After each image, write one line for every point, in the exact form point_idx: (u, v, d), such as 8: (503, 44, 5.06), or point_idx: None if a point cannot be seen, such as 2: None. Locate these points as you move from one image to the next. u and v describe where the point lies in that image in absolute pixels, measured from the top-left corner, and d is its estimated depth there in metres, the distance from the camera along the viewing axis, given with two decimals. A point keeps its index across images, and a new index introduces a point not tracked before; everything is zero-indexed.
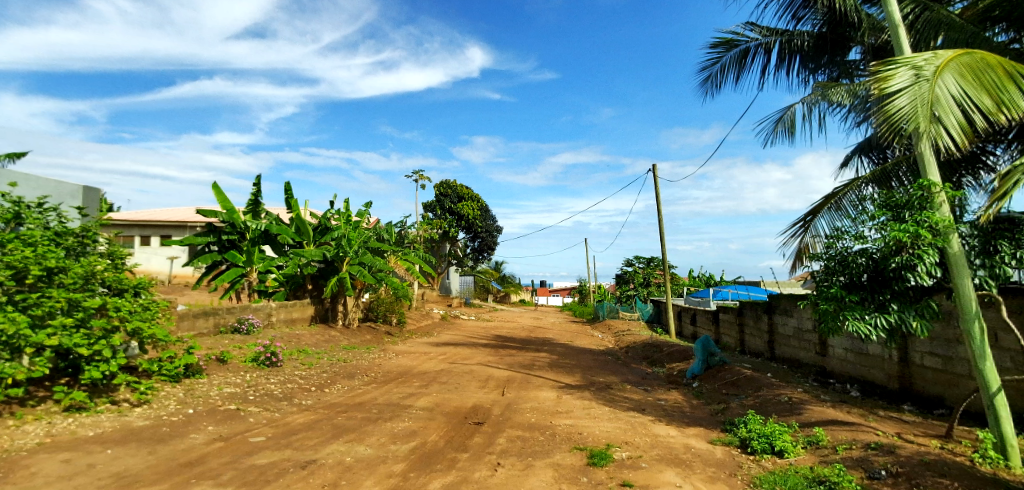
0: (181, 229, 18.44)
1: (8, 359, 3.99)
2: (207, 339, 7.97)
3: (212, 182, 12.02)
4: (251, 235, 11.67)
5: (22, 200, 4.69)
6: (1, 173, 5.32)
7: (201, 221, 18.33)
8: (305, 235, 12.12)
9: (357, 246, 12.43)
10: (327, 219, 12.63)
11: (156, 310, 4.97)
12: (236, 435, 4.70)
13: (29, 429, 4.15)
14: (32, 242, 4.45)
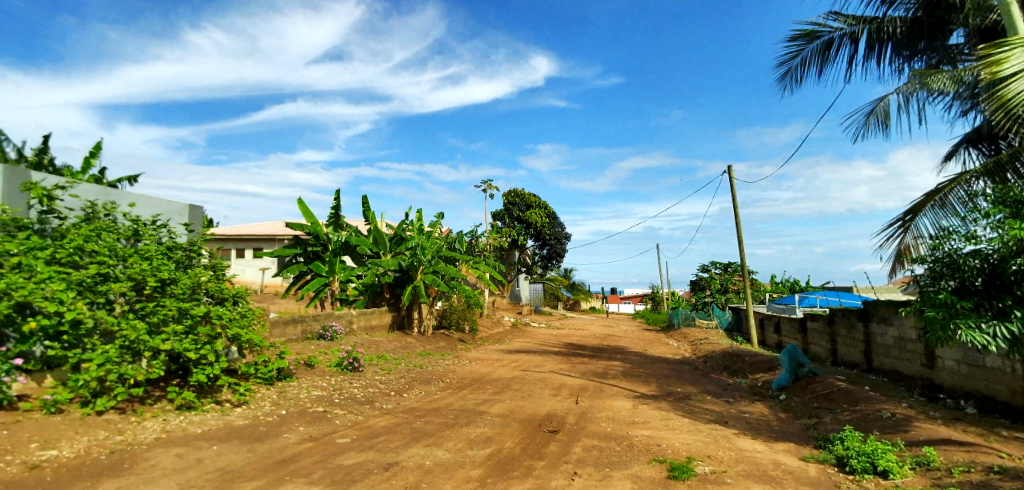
0: (270, 242, 19.79)
1: (131, 362, 4.42)
2: (297, 345, 8.54)
3: (297, 197, 12.57)
4: (333, 246, 12.35)
5: (139, 218, 5.20)
6: (122, 195, 5.90)
7: (290, 234, 19.86)
8: (382, 245, 12.61)
9: (431, 255, 12.76)
10: (402, 229, 13.14)
11: (252, 317, 5.32)
12: (324, 436, 4.94)
13: (148, 425, 4.58)
14: (149, 256, 4.86)
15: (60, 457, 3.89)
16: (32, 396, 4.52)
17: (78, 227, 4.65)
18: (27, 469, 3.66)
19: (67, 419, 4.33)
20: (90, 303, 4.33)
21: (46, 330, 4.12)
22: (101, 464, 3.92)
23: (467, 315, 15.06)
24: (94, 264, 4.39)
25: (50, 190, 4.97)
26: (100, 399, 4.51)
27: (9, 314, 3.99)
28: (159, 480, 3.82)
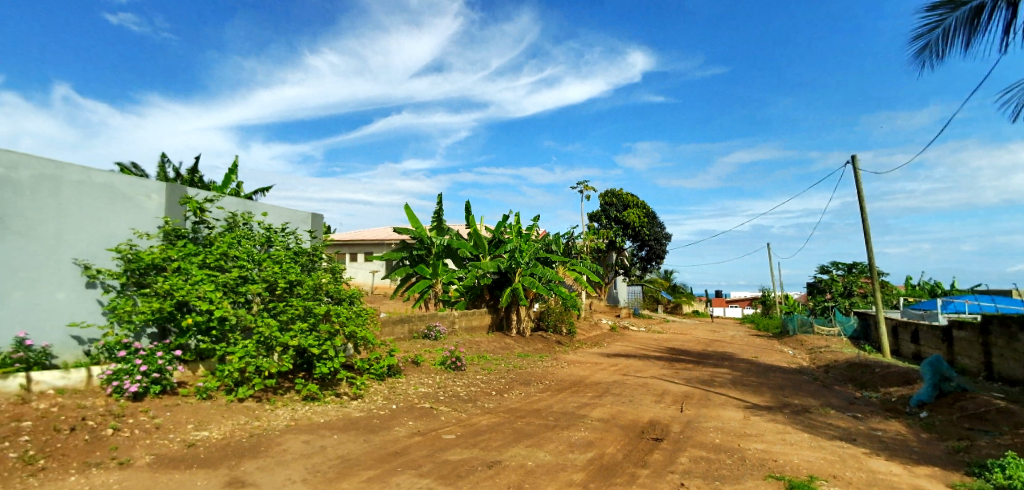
0: (380, 246, 21.54)
1: (266, 355, 4.85)
2: (405, 344, 9.08)
3: (406, 205, 13.04)
4: (437, 250, 12.98)
5: (271, 227, 5.81)
6: (258, 205, 6.63)
7: (397, 238, 21.36)
8: (482, 249, 13.00)
9: (528, 258, 13.15)
10: (500, 231, 13.36)
11: (366, 317, 5.68)
12: (431, 431, 5.14)
13: (280, 413, 5.07)
14: (279, 260, 5.40)
15: (211, 438, 4.44)
16: (190, 383, 5.22)
17: (222, 236, 5.28)
18: (186, 447, 4.23)
19: (215, 404, 4.92)
20: (232, 302, 4.87)
21: (198, 325, 4.68)
22: (242, 445, 4.42)
23: (565, 317, 15.07)
24: (235, 269, 4.95)
25: (200, 203, 5.78)
26: (242, 388, 5.08)
27: (171, 311, 4.57)
28: (289, 464, 4.20)
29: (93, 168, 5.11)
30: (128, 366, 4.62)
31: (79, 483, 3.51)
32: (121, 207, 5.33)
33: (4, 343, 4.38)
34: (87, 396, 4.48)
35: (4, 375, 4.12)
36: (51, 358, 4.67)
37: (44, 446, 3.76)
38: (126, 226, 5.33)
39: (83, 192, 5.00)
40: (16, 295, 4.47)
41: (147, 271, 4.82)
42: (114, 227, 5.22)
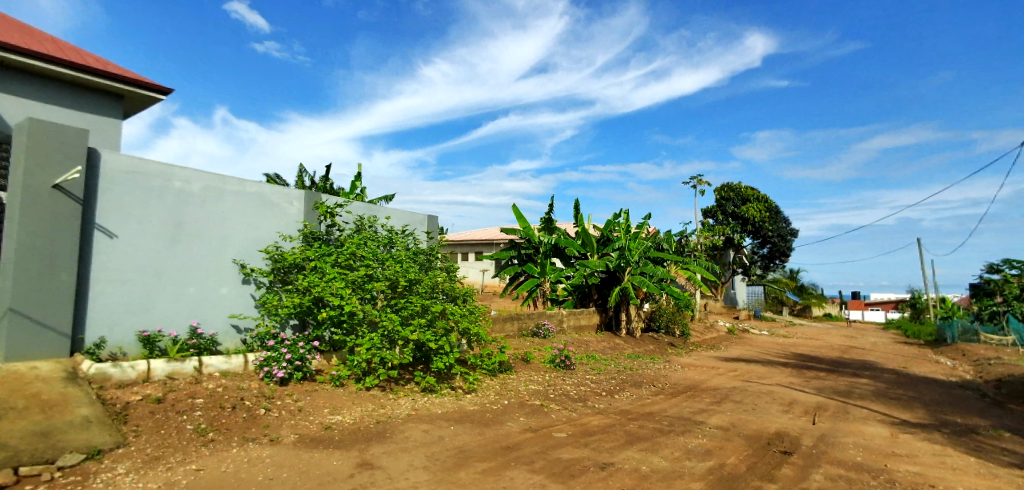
0: (490, 246, 22.30)
1: (389, 348, 5.14)
2: (514, 341, 9.32)
3: (511, 204, 13.03)
4: (545, 249, 13.19)
5: (393, 229, 6.19)
6: (382, 209, 7.12)
7: (506, 238, 21.90)
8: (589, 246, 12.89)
9: (638, 255, 12.87)
10: (608, 230, 13.27)
11: (478, 315, 5.83)
12: (542, 428, 5.18)
13: (402, 402, 5.40)
14: (400, 260, 5.75)
15: (344, 422, 4.81)
16: (326, 371, 5.75)
17: (351, 238, 5.75)
18: (323, 429, 4.64)
19: (347, 392, 5.37)
20: (360, 298, 5.22)
21: (331, 319, 5.11)
22: (370, 430, 4.75)
23: (678, 318, 14.65)
24: (362, 267, 5.33)
25: (331, 208, 6.27)
26: (368, 378, 5.46)
27: (309, 305, 5.08)
28: (410, 451, 4.45)
29: (249, 179, 5.80)
30: (276, 355, 5.20)
31: (239, 455, 4.03)
32: (270, 213, 5.98)
33: (181, 330, 5.19)
34: (245, 379, 5.10)
35: (181, 358, 4.89)
36: (217, 344, 5.42)
37: (213, 421, 4.37)
38: (273, 230, 5.95)
39: (241, 201, 5.70)
40: (190, 289, 5.25)
41: (290, 269, 5.54)
42: (264, 230, 5.88)
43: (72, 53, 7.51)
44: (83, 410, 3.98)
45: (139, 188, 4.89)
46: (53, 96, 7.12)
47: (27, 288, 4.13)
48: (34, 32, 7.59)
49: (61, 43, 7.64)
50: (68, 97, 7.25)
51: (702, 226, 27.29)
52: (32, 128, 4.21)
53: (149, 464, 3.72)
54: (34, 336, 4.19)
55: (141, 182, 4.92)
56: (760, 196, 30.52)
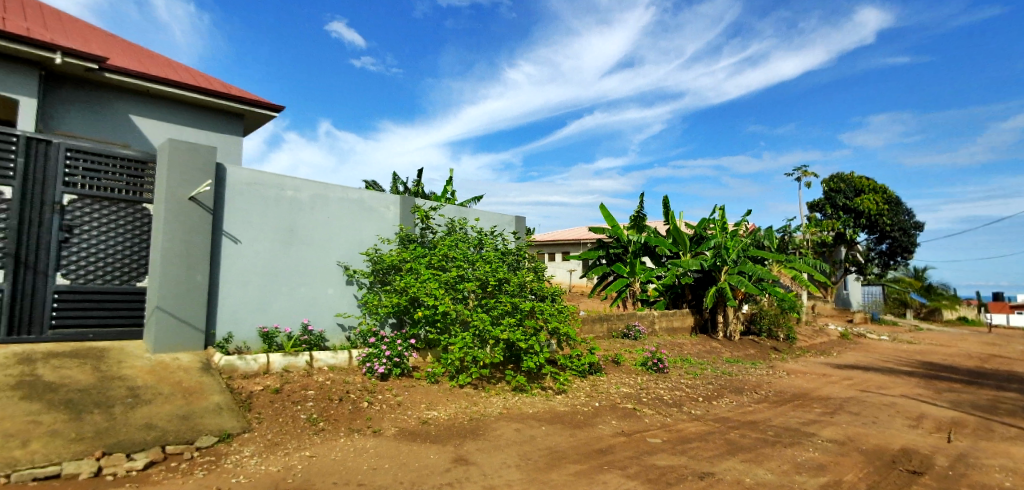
0: (576, 245, 22.44)
1: (481, 346, 5.25)
2: (604, 342, 9.25)
3: (601, 204, 12.80)
4: (633, 248, 13.02)
5: (482, 230, 6.31)
6: (472, 211, 7.37)
7: (592, 238, 21.77)
8: (682, 244, 12.64)
9: (735, 255, 12.41)
10: (701, 229, 12.98)
11: (568, 315, 5.79)
12: (635, 433, 5.03)
13: (494, 401, 5.49)
14: (490, 260, 5.87)
15: (440, 418, 4.97)
16: (422, 367, 6.00)
17: (443, 240, 5.98)
18: (421, 423, 4.81)
19: (442, 388, 5.56)
20: (452, 298, 5.40)
21: (426, 317, 5.32)
22: (464, 426, 4.86)
23: (780, 320, 13.87)
24: (454, 268, 5.51)
25: (427, 211, 6.57)
26: (460, 376, 5.62)
27: (405, 305, 5.36)
28: (503, 450, 4.49)
29: (350, 187, 6.21)
30: (377, 351, 5.51)
31: (347, 444, 4.29)
32: (369, 217, 6.35)
33: (294, 327, 5.63)
34: (349, 373, 5.43)
35: (295, 353, 5.30)
36: (325, 340, 5.82)
37: (323, 412, 4.68)
38: (373, 233, 6.33)
39: (343, 207, 6.11)
40: (301, 289, 5.69)
41: (388, 271, 5.99)
42: (364, 233, 6.26)
43: (203, 79, 8.44)
44: (216, 397, 4.45)
45: (257, 198, 5.39)
46: (188, 118, 8.06)
47: (170, 288, 4.68)
48: (174, 62, 8.64)
49: (195, 70, 8.62)
50: (199, 118, 8.17)
51: (807, 222, 25.31)
52: (173, 148, 4.78)
53: (270, 449, 4.06)
54: (176, 330, 4.75)
55: (259, 192, 5.42)
56: (877, 187, 27.62)
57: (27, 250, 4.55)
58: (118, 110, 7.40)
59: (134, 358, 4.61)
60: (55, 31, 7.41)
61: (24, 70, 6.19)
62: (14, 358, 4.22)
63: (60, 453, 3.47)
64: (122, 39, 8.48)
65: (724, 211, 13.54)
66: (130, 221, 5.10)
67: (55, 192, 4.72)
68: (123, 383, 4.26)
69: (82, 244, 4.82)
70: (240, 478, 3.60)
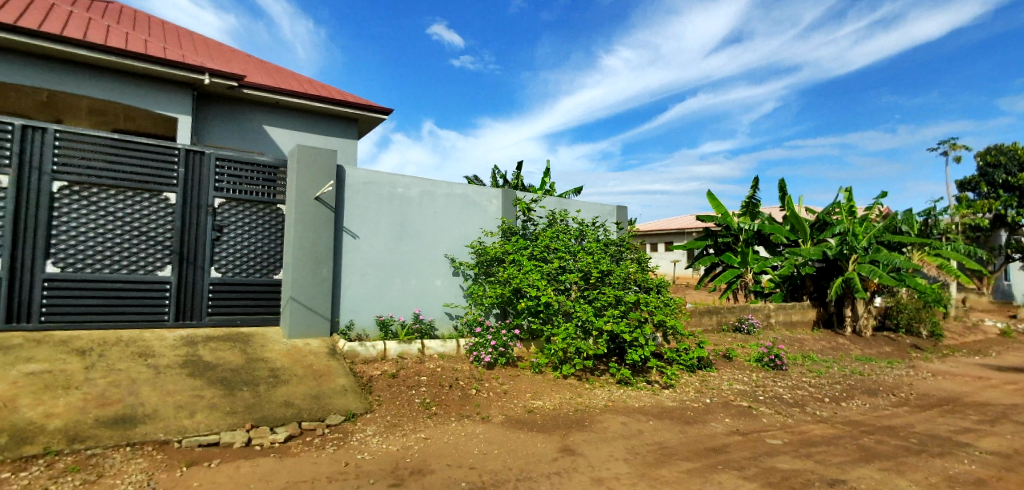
0: (681, 235, 22.05)
1: (584, 338, 5.26)
2: (713, 336, 9.55)
3: (709, 192, 13.16)
4: (745, 236, 12.65)
5: (584, 222, 6.25)
6: (572, 202, 7.39)
7: (698, 227, 21.11)
8: (800, 231, 12.20)
9: (866, 242, 11.73)
10: (824, 215, 12.43)
11: (674, 307, 5.64)
12: (753, 432, 4.74)
13: (598, 393, 5.44)
14: (591, 252, 5.84)
15: (545, 407, 5.02)
16: (526, 357, 6.14)
17: (544, 232, 6.08)
18: (527, 412, 4.89)
19: (546, 378, 5.62)
20: (554, 289, 5.52)
21: (529, 308, 5.48)
22: (570, 417, 4.85)
23: (922, 315, 12.50)
24: (556, 260, 5.64)
25: (528, 204, 6.77)
26: (563, 367, 5.66)
27: (509, 295, 5.59)
28: (610, 442, 4.43)
29: (455, 183, 6.46)
30: (483, 340, 5.69)
31: (458, 429, 4.46)
32: (473, 212, 6.58)
33: (407, 316, 5.99)
34: (458, 361, 5.67)
35: (409, 341, 5.64)
36: (435, 329, 6.13)
37: (435, 397, 4.92)
38: (477, 227, 6.56)
39: (448, 202, 6.37)
40: (412, 282, 6.03)
41: (491, 263, 6.20)
42: (469, 228, 6.50)
43: (322, 88, 9.20)
44: (341, 380, 4.84)
45: (372, 196, 5.79)
46: (311, 125, 8.84)
47: (301, 280, 5.17)
48: (299, 74, 9.53)
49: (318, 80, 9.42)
50: (320, 125, 8.92)
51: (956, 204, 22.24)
52: (301, 153, 5.26)
53: (390, 429, 4.34)
54: (307, 318, 5.24)
55: (374, 190, 5.82)
56: None
57: (188, 247, 5.25)
58: (254, 122, 8.32)
59: (273, 342, 5.15)
60: (205, 56, 8.53)
61: (180, 93, 7.23)
62: (180, 341, 4.89)
63: (218, 423, 3.99)
64: (258, 58, 9.53)
65: (850, 192, 12.62)
66: (266, 220, 5.68)
67: (207, 197, 5.39)
68: (265, 365, 4.77)
69: (230, 242, 5.47)
70: (365, 455, 3.89)
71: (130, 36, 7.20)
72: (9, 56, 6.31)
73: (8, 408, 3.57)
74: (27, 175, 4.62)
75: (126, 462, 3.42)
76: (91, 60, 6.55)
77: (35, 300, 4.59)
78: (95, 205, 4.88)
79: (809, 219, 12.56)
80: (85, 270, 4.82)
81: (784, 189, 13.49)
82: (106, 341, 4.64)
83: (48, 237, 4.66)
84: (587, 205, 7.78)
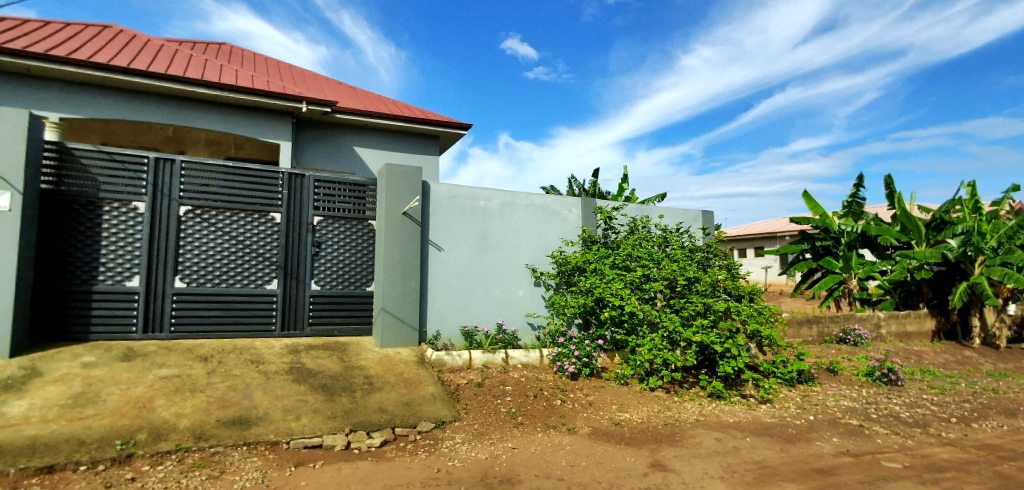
0: (772, 241, 21.25)
1: (671, 349, 5.40)
2: (814, 347, 9.23)
3: (805, 191, 12.45)
4: (847, 239, 12.11)
5: (667, 228, 6.40)
6: (655, 208, 7.33)
7: (791, 230, 20.13)
8: (914, 231, 11.36)
9: (995, 241, 10.62)
10: (942, 214, 11.45)
11: (769, 315, 5.65)
12: (865, 454, 4.34)
13: (689, 407, 5.28)
14: (676, 259, 5.99)
15: (632, 420, 4.91)
16: (610, 368, 6.07)
17: (626, 240, 6.27)
18: (614, 424, 4.80)
19: (632, 390, 5.55)
20: (639, 298, 5.72)
21: (613, 318, 5.68)
22: (659, 431, 4.71)
23: None
24: (639, 268, 5.83)
25: (609, 212, 6.72)
26: (651, 379, 5.59)
27: (592, 305, 5.81)
28: (703, 458, 4.20)
29: (534, 193, 6.59)
30: (566, 351, 5.78)
31: (545, 440, 4.46)
32: (553, 221, 6.69)
33: (491, 326, 6.15)
34: (542, 371, 5.76)
35: (493, 350, 5.80)
36: (518, 339, 6.25)
37: (521, 406, 4.97)
38: (557, 236, 6.66)
39: (529, 213, 6.51)
40: (495, 292, 6.21)
41: (573, 272, 6.33)
42: (549, 238, 6.62)
43: (406, 109, 9.69)
44: (430, 388, 5.02)
45: (455, 209, 6.04)
46: (396, 144, 9.31)
47: (392, 292, 5.48)
48: (385, 97, 10.11)
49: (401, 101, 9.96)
50: (405, 143, 9.36)
51: None
52: (389, 172, 5.57)
53: (478, 438, 4.42)
54: (398, 329, 5.53)
55: (457, 204, 6.06)
56: None
57: (291, 262, 5.70)
58: (345, 144, 8.89)
59: (367, 351, 5.44)
60: (301, 86, 9.31)
61: (279, 120, 7.90)
62: (286, 349, 5.30)
63: (320, 427, 4.25)
64: (347, 84, 10.24)
65: (974, 186, 11.28)
66: (359, 236, 6.03)
67: (308, 215, 5.82)
68: (361, 372, 5.05)
69: (327, 257, 5.86)
70: (455, 462, 3.98)
71: (238, 73, 8.02)
72: (141, 98, 7.24)
73: (147, 407, 4.05)
74: (159, 201, 5.23)
75: (243, 460, 3.74)
76: (205, 96, 7.33)
77: (166, 312, 5.17)
78: (213, 225, 5.42)
79: (924, 218, 11.61)
80: (206, 284, 5.36)
81: (892, 186, 12.45)
82: (223, 349, 5.12)
83: (176, 256, 5.25)
84: (670, 210, 7.72)
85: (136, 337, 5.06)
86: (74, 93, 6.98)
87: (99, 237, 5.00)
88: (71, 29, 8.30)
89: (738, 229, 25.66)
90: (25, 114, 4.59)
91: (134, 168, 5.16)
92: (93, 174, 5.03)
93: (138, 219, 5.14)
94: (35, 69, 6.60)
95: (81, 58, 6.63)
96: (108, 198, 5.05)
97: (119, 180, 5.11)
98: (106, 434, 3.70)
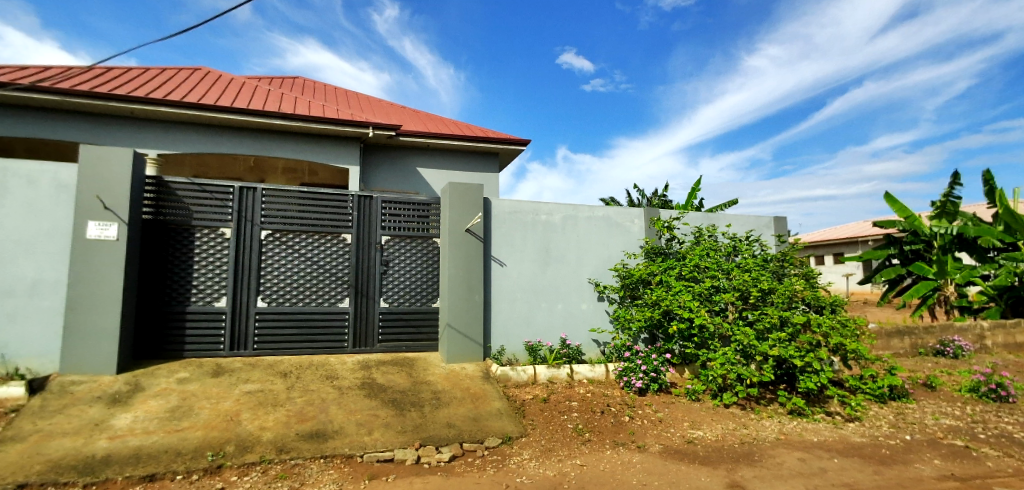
0: (853, 246, 20.03)
1: (745, 363, 5.30)
2: (906, 360, 8.56)
3: (886, 192, 11.79)
4: (940, 241, 11.40)
5: (737, 236, 6.27)
6: (724, 216, 7.18)
7: (872, 234, 18.90)
8: (1020, 231, 10.40)
9: None
10: None
11: (854, 327, 5.43)
12: (974, 479, 3.93)
13: (767, 424, 5.03)
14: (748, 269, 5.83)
15: (706, 438, 4.71)
16: (680, 384, 5.92)
17: (692, 249, 6.15)
18: (687, 442, 4.62)
19: (705, 406, 5.38)
20: (709, 310, 5.64)
21: (681, 331, 5.65)
22: (736, 450, 4.48)
23: None
24: (708, 279, 5.74)
25: (673, 222, 6.56)
26: (725, 394, 5.40)
27: (659, 318, 5.76)
28: (786, 480, 3.92)
29: (597, 206, 6.63)
30: (633, 366, 5.72)
31: (614, 457, 4.34)
32: (615, 233, 6.68)
33: (555, 341, 6.21)
34: (608, 387, 5.72)
35: (558, 365, 5.82)
36: (582, 353, 6.28)
37: (588, 423, 4.90)
38: (620, 248, 6.65)
39: (592, 226, 6.55)
40: (559, 306, 6.28)
41: (637, 285, 6.24)
42: (612, 250, 6.61)
43: (466, 128, 9.98)
44: (496, 403, 5.07)
45: (517, 224, 6.21)
46: (456, 163, 9.57)
47: (457, 308, 5.68)
48: (446, 118, 10.47)
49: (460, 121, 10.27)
50: (464, 162, 9.60)
51: None
52: (453, 190, 5.84)
53: (545, 454, 4.38)
54: (463, 344, 5.70)
55: (518, 219, 6.23)
56: None
57: (362, 282, 5.95)
58: (408, 165, 9.25)
59: (434, 366, 5.60)
60: (368, 111, 9.84)
61: (345, 146, 8.32)
62: (358, 365, 5.52)
63: (392, 441, 4.36)
64: (408, 108, 10.69)
65: None
66: (423, 254, 6.21)
67: (376, 235, 6.08)
68: (428, 387, 5.17)
69: (395, 275, 6.08)
70: (524, 478, 3.95)
71: (309, 103, 8.57)
72: (222, 132, 7.85)
73: (234, 421, 4.33)
74: (243, 227, 5.64)
75: (321, 472, 3.90)
76: (279, 127, 7.86)
77: (250, 331, 5.53)
78: (292, 248, 5.77)
79: None
80: (286, 304, 5.70)
81: (991, 181, 11.43)
82: (301, 365, 5.41)
83: (258, 278, 5.62)
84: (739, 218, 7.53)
85: (224, 354, 5.44)
86: (166, 131, 7.70)
87: (191, 262, 5.44)
88: (165, 73, 9.21)
89: (815, 235, 24.44)
90: (130, 153, 5.11)
91: (221, 196, 5.60)
92: (186, 204, 5.50)
93: (225, 244, 5.56)
94: (134, 111, 7.35)
95: (173, 99, 7.32)
96: (199, 225, 5.50)
97: (209, 209, 5.55)
98: (199, 445, 3.98)
